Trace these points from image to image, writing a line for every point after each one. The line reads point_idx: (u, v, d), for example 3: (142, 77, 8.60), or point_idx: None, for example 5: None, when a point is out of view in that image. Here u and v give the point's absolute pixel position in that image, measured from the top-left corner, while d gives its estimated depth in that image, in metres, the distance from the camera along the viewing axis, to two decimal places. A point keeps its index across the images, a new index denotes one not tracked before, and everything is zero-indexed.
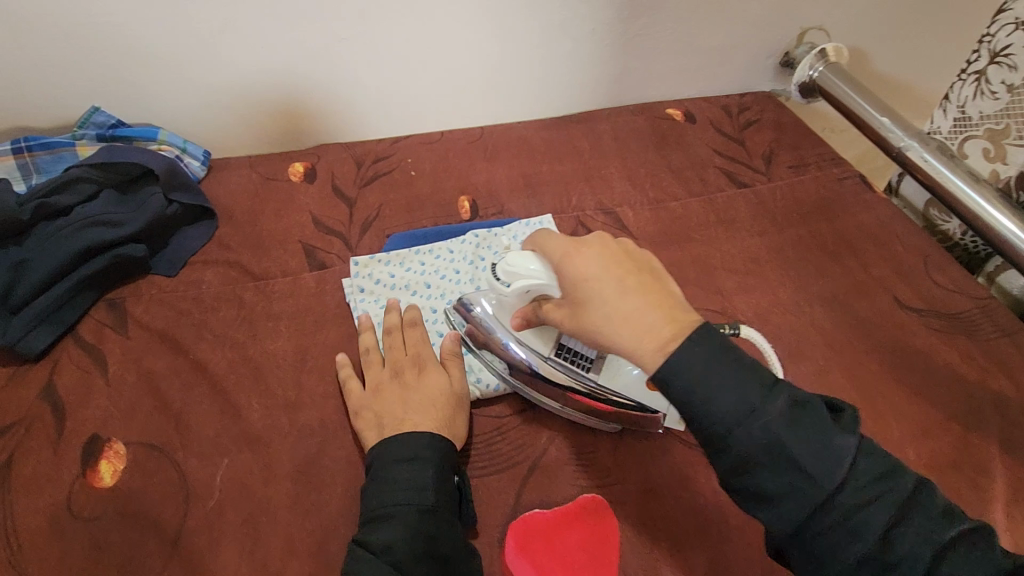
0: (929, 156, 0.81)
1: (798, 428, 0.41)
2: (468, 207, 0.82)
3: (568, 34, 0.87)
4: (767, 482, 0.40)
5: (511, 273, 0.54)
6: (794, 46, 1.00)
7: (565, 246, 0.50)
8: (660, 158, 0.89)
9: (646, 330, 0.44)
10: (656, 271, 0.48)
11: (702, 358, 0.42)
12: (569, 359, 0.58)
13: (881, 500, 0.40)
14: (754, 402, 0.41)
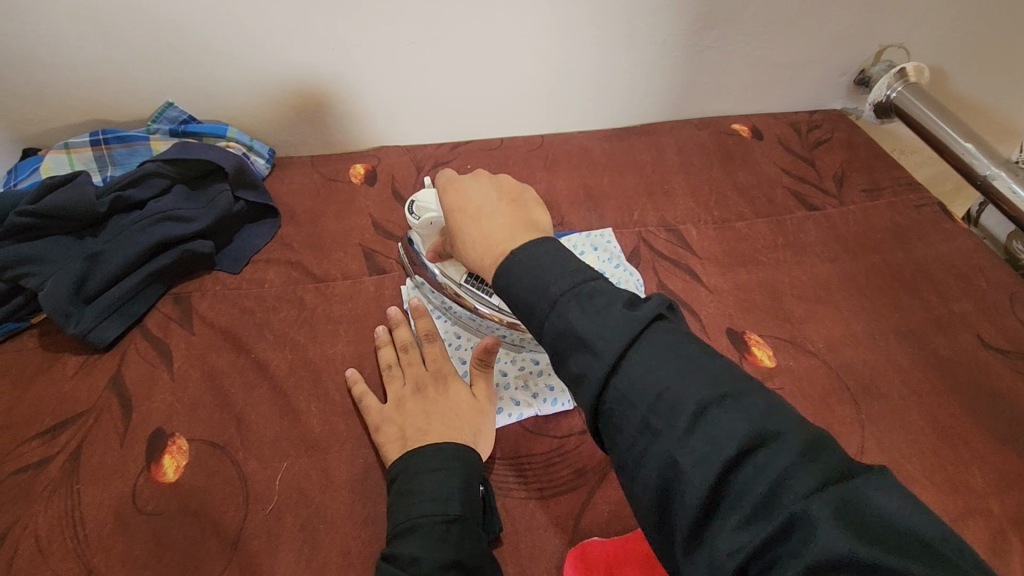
0: (1019, 189, 0.77)
1: (587, 310, 0.40)
2: None
3: (638, 44, 0.85)
4: (578, 368, 0.39)
5: (420, 207, 0.60)
6: (871, 64, 0.95)
7: (446, 187, 0.52)
8: (725, 175, 0.87)
9: (494, 239, 0.46)
10: (524, 202, 0.50)
11: (531, 261, 0.43)
12: (477, 288, 0.61)
13: (691, 393, 0.35)
14: (556, 294, 0.41)
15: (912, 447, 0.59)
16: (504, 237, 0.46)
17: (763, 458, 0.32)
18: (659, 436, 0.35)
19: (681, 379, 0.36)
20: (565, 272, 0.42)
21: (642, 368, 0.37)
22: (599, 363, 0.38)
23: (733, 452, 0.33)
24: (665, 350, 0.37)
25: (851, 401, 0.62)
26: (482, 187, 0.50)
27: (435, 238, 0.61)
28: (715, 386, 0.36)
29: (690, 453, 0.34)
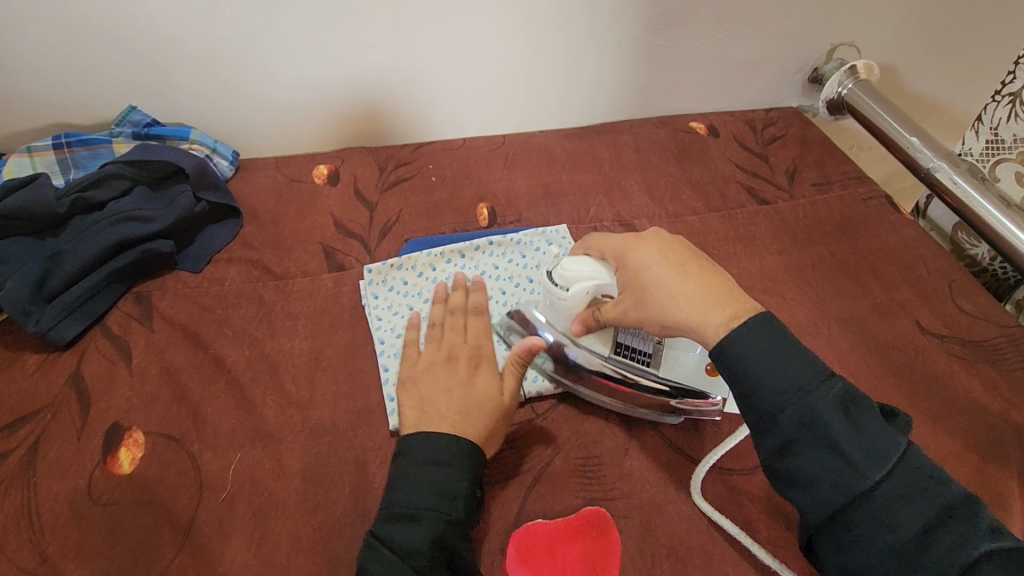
0: (958, 178, 0.79)
1: (785, 366, 0.46)
2: (486, 214, 0.82)
3: (595, 45, 0.87)
4: (807, 459, 0.44)
5: (569, 277, 0.59)
6: (823, 62, 0.98)
7: (620, 241, 0.58)
8: (680, 171, 0.89)
9: (712, 310, 0.50)
10: (710, 263, 0.55)
11: (765, 347, 0.47)
12: (630, 356, 0.60)
13: (926, 503, 0.42)
14: (805, 385, 0.45)
15: None
16: (711, 305, 0.50)
17: (950, 532, 0.41)
18: (849, 467, 0.42)
19: (903, 469, 0.43)
20: (804, 367, 0.46)
21: (855, 448, 0.43)
22: (836, 457, 0.43)
23: (917, 520, 0.41)
24: (884, 440, 0.43)
25: None
26: (662, 246, 0.55)
27: (582, 309, 0.59)
28: (929, 482, 0.42)
29: (872, 505, 0.42)
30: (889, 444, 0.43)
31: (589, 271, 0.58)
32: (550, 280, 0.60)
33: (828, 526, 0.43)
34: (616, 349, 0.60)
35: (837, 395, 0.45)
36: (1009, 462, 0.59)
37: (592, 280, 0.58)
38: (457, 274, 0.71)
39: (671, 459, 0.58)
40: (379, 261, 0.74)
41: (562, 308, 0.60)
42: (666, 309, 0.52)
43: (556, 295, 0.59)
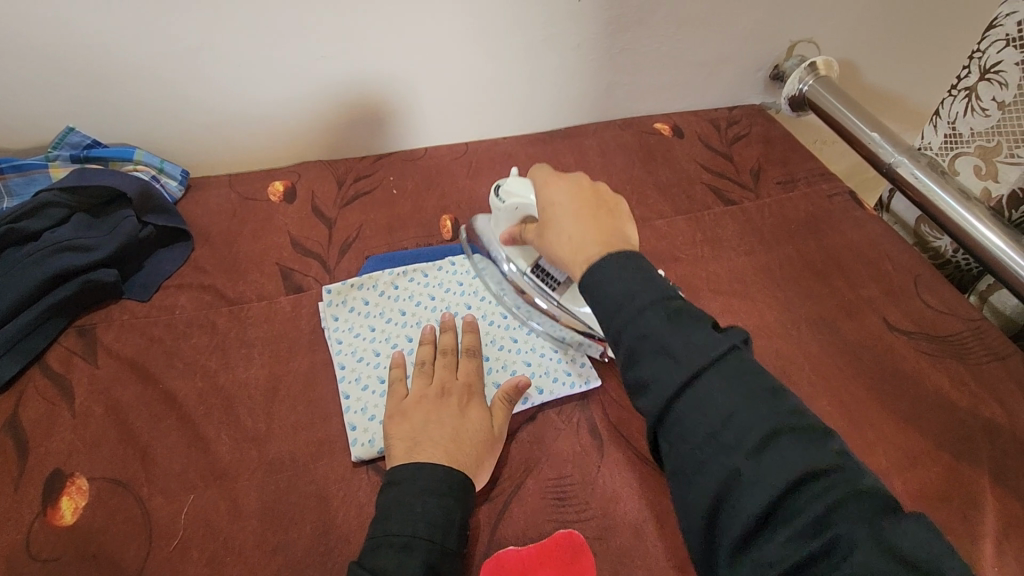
0: (919, 173, 0.79)
1: (628, 283, 0.44)
2: (450, 226, 0.80)
3: (554, 49, 0.86)
4: (664, 397, 0.40)
5: (510, 193, 0.64)
6: (784, 59, 0.98)
7: (545, 176, 0.59)
8: (646, 174, 0.88)
9: (579, 240, 0.51)
10: (615, 209, 0.55)
11: (615, 271, 0.45)
12: (541, 278, 0.66)
13: (758, 416, 0.38)
14: (646, 303, 0.43)
15: None
16: (587, 241, 0.51)
17: (813, 477, 0.35)
18: (702, 396, 0.39)
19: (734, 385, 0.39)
20: (652, 292, 0.44)
21: (693, 362, 0.40)
22: (678, 374, 0.40)
23: (780, 466, 0.35)
24: (721, 359, 0.40)
25: None
26: (572, 186, 0.56)
27: (515, 223, 0.66)
28: (780, 417, 0.38)
29: (734, 448, 0.37)
30: (726, 364, 0.40)
31: (526, 194, 0.63)
32: (495, 193, 0.67)
33: (685, 469, 0.39)
34: (534, 267, 0.66)
35: (673, 313, 0.42)
36: (979, 458, 0.59)
37: (524, 201, 0.62)
38: (420, 293, 0.69)
39: (645, 475, 0.57)
40: (339, 281, 0.71)
41: (499, 218, 0.67)
42: (555, 244, 0.54)
43: (496, 205, 0.67)
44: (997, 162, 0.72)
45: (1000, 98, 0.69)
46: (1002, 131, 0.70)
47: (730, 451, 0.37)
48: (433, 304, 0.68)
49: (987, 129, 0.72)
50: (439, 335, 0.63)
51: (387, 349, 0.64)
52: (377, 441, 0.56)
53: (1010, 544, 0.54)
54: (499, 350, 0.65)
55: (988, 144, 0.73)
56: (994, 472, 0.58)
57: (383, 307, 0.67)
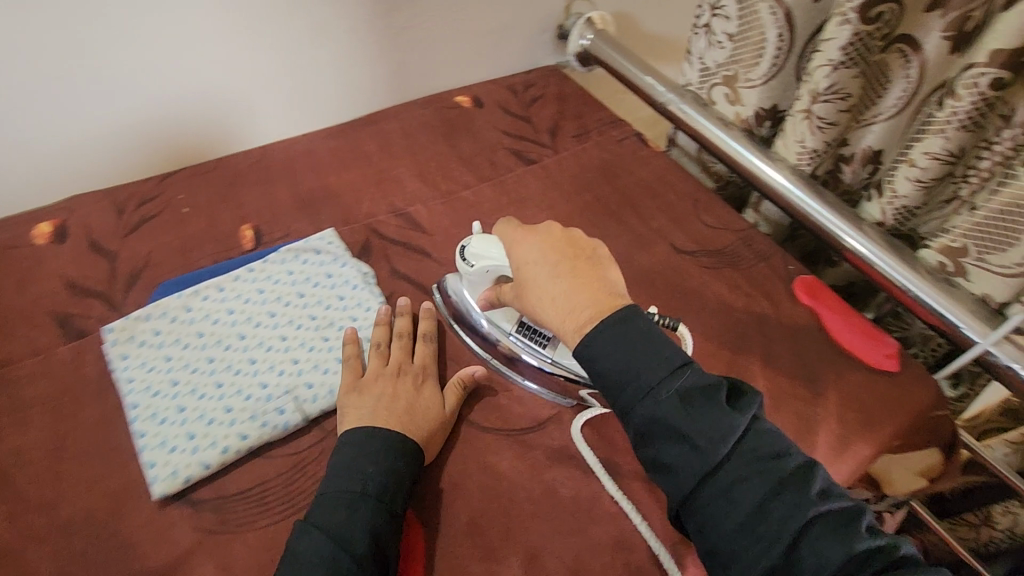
0: (686, 108, 0.86)
1: (632, 352, 0.49)
2: (251, 236, 0.76)
3: (328, 36, 0.84)
4: (663, 451, 0.47)
5: (476, 254, 0.62)
6: (564, 19, 1.03)
7: (514, 228, 0.59)
8: (449, 147, 0.90)
9: (575, 314, 0.52)
10: (597, 258, 0.55)
11: (621, 346, 0.49)
12: (529, 336, 0.64)
13: (746, 462, 0.46)
14: (651, 382, 0.48)
15: None
16: (580, 307, 0.52)
17: (787, 505, 0.44)
18: (697, 452, 0.46)
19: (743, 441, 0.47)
20: (658, 359, 0.49)
21: (699, 435, 0.46)
22: (687, 449, 0.47)
23: (757, 493, 0.45)
24: (727, 424, 0.47)
25: None
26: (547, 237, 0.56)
27: (489, 286, 0.63)
28: (763, 458, 0.46)
29: (720, 485, 0.46)
30: (730, 427, 0.47)
31: (494, 252, 0.61)
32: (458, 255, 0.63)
33: (686, 509, 0.47)
34: (519, 327, 0.64)
35: (683, 387, 0.48)
36: (753, 347, 0.67)
37: (495, 261, 0.60)
38: (217, 308, 0.65)
39: (465, 436, 0.59)
40: (127, 317, 0.66)
41: (473, 284, 0.64)
42: (537, 309, 0.55)
43: (464, 271, 0.63)
44: (739, 88, 0.80)
45: (727, 31, 0.77)
46: (736, 61, 0.78)
47: (714, 481, 0.46)
48: (233, 319, 0.64)
49: (725, 60, 0.80)
50: (397, 320, 0.64)
51: (186, 375, 0.60)
52: (180, 473, 0.53)
53: (780, 415, 0.62)
54: (309, 352, 0.62)
55: (729, 73, 0.81)
56: (764, 356, 0.66)
57: (177, 333, 0.63)
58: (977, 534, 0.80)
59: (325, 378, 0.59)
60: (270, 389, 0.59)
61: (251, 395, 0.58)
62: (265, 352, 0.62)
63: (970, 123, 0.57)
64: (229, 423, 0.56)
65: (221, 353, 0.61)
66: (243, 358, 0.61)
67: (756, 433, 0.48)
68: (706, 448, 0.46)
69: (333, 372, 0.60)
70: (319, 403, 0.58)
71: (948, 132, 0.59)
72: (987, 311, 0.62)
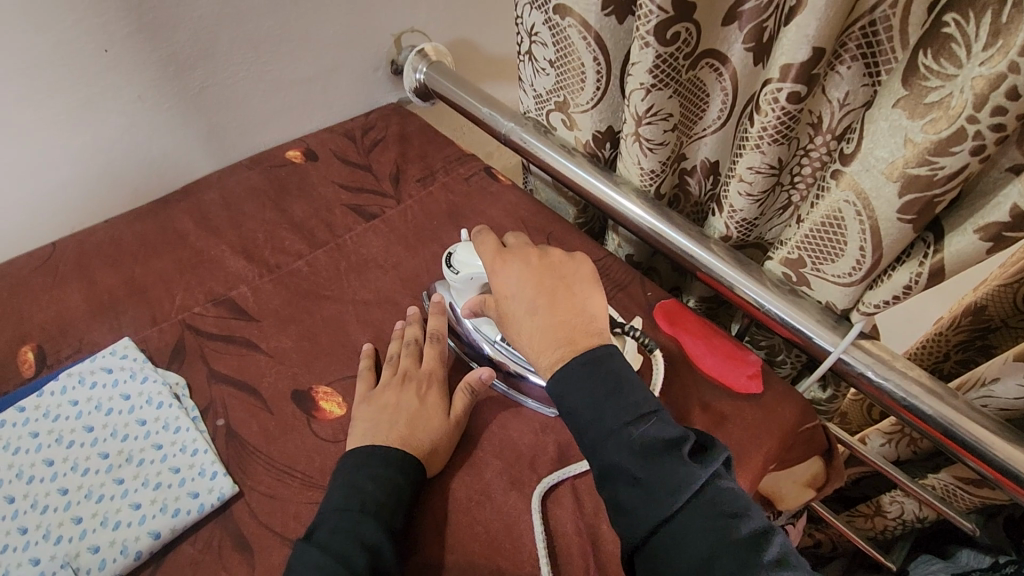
0: (528, 137, 0.82)
1: (600, 392, 0.49)
2: (31, 360, 0.64)
3: (105, 110, 0.73)
4: (620, 494, 0.46)
5: (462, 264, 0.62)
6: (396, 53, 0.96)
7: (492, 256, 0.58)
8: (279, 213, 0.80)
9: (545, 349, 0.52)
10: (579, 288, 0.55)
11: (589, 386, 0.49)
12: None
13: (699, 517, 0.43)
14: (616, 424, 0.47)
15: (483, 433, 0.60)
16: (554, 344, 0.52)
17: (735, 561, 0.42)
18: (649, 502, 0.45)
19: (704, 496, 0.44)
20: (625, 404, 0.48)
21: (654, 483, 0.45)
22: (641, 496, 0.45)
23: (705, 546, 0.42)
24: (686, 476, 0.45)
25: None
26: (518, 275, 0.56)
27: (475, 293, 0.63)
28: (720, 512, 0.44)
29: (671, 536, 0.44)
30: (690, 480, 0.44)
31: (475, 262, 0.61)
32: (446, 263, 0.64)
33: (640, 556, 0.45)
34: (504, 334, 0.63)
35: (646, 434, 0.47)
36: None
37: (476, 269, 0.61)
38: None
39: None
40: None
41: (463, 291, 0.64)
42: (513, 338, 0.55)
43: (449, 278, 0.63)
44: (573, 114, 0.77)
45: (547, 57, 0.73)
46: (563, 87, 0.75)
47: (663, 531, 0.44)
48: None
49: (552, 86, 0.76)
50: (407, 329, 0.66)
51: None
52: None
53: None
54: (97, 504, 0.52)
55: (560, 99, 0.77)
56: None
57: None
58: (873, 524, 0.80)
59: (115, 535, 0.50)
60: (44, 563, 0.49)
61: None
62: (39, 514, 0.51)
63: (780, 137, 0.55)
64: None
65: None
66: (9, 530, 0.50)
67: (718, 490, 0.45)
68: (660, 501, 0.44)
69: (126, 526, 0.51)
70: (107, 570, 0.49)
71: (762, 148, 0.57)
72: (833, 319, 0.61)
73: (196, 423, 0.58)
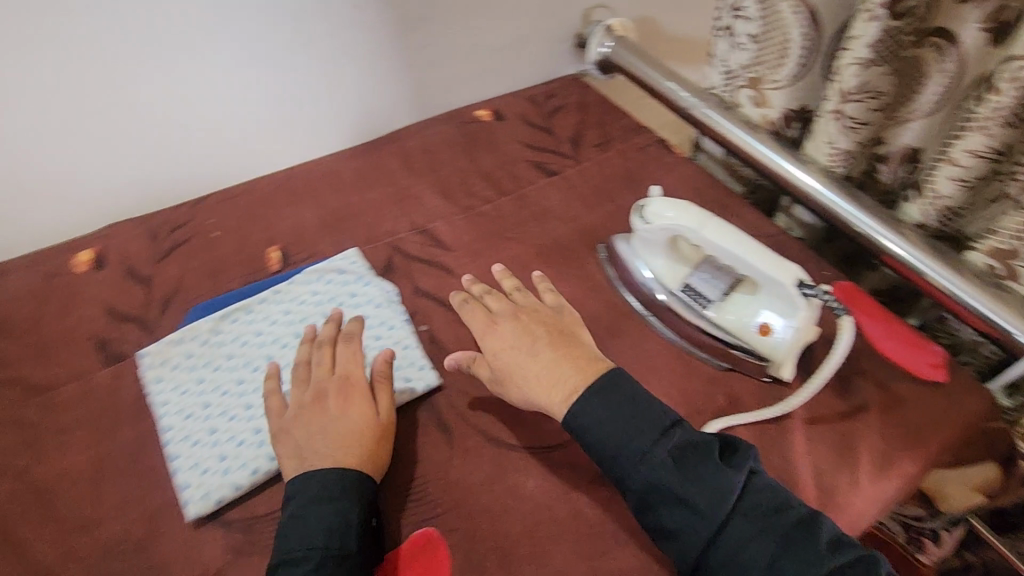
0: (710, 112, 0.84)
1: (631, 415, 0.53)
2: (277, 257, 0.78)
3: (345, 58, 0.85)
4: (666, 518, 0.49)
5: (655, 217, 0.64)
6: (584, 27, 1.02)
7: (482, 321, 0.62)
8: (470, 162, 0.90)
9: (561, 380, 0.56)
10: (570, 329, 0.61)
11: (608, 413, 0.53)
12: (691, 297, 0.65)
13: (756, 528, 0.48)
14: (647, 446, 0.52)
15: (653, 373, 0.64)
16: (565, 375, 0.56)
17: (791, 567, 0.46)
18: (700, 516, 0.49)
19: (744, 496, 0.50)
20: (647, 425, 0.52)
21: (701, 498, 0.49)
22: (690, 513, 0.49)
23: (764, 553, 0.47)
24: (726, 481, 0.50)
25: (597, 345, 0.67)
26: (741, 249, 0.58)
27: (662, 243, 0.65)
28: (760, 513, 0.49)
29: (726, 547, 0.48)
30: (729, 484, 0.50)
31: (669, 217, 0.62)
32: (637, 214, 0.65)
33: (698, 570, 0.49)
34: (683, 287, 0.66)
35: (673, 450, 0.51)
36: None
37: (671, 224, 0.62)
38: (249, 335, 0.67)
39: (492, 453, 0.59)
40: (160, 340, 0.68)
41: (650, 241, 0.66)
42: (520, 386, 0.58)
43: (639, 228, 0.65)
44: (765, 89, 0.78)
45: (749, 32, 0.75)
46: (761, 61, 0.76)
47: (717, 542, 0.48)
48: (261, 341, 0.66)
49: (749, 63, 0.78)
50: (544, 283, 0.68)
51: (217, 398, 0.62)
52: (213, 493, 0.55)
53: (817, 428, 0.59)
54: None
55: (754, 75, 0.79)
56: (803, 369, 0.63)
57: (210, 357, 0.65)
58: None
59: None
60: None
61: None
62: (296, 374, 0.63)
63: (1010, 117, 0.55)
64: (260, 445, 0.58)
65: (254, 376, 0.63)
66: None
67: (757, 491, 0.50)
68: (712, 511, 0.49)
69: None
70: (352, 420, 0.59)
71: (989, 128, 0.56)
72: None
73: (406, 324, 0.68)
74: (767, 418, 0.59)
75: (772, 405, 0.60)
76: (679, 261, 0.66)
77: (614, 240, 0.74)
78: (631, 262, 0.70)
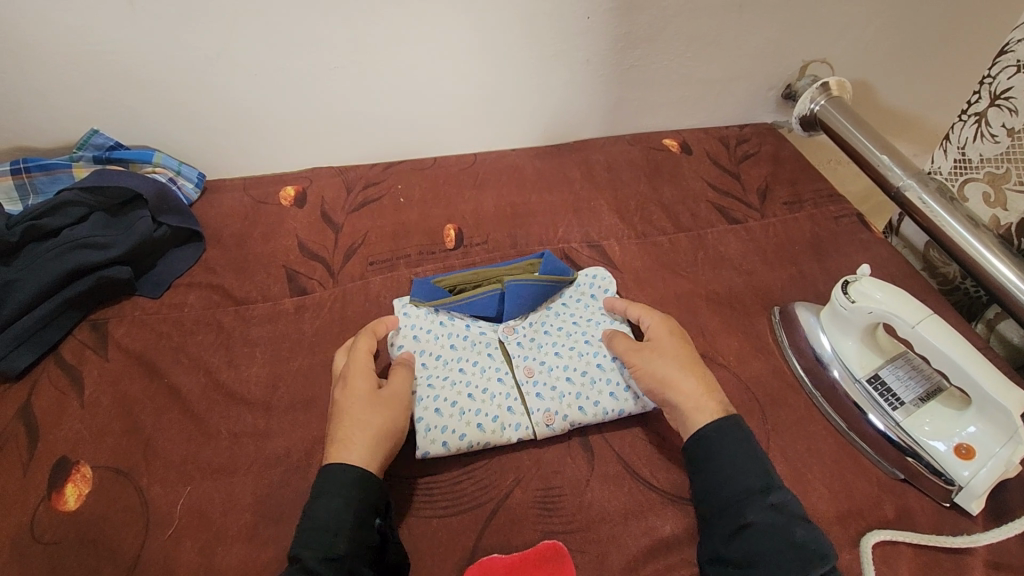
0: (927, 198, 0.78)
1: (724, 453, 0.53)
2: (454, 236, 0.81)
3: (562, 64, 0.87)
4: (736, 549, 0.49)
5: (865, 296, 0.60)
6: (796, 79, 0.99)
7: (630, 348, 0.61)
8: (651, 189, 0.88)
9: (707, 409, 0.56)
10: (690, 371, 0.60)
11: (732, 449, 0.53)
12: (880, 392, 0.61)
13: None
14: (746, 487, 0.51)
15: (816, 457, 0.60)
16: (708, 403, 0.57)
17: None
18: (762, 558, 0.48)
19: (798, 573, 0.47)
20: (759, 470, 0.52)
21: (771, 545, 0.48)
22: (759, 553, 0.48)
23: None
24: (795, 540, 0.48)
25: (759, 412, 0.63)
26: (962, 355, 0.54)
27: (864, 323, 0.61)
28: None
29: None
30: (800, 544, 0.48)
31: (878, 298, 0.59)
32: (841, 288, 0.63)
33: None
34: (870, 377, 0.62)
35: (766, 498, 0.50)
36: None
37: (880, 306, 0.58)
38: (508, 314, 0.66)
39: (636, 489, 0.57)
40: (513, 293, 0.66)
41: (846, 319, 0.63)
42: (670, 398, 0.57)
43: (839, 304, 0.62)
44: (1005, 189, 0.73)
45: (1009, 125, 0.71)
46: (1010, 159, 0.71)
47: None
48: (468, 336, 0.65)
49: (996, 156, 0.73)
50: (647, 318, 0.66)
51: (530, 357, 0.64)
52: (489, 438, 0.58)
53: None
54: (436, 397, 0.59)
55: (997, 171, 0.74)
56: (993, 509, 0.57)
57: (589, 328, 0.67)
58: None
59: (451, 415, 0.58)
60: (513, 398, 0.61)
61: (526, 393, 0.61)
62: (505, 354, 0.64)
63: None
64: (559, 395, 0.61)
65: (537, 345, 0.65)
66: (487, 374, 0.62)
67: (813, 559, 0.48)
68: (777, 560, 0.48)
69: (448, 414, 0.58)
70: (461, 443, 0.57)
71: None
72: None
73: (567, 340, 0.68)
74: (941, 546, 0.54)
75: (950, 535, 0.55)
76: (871, 352, 0.64)
77: (794, 305, 0.70)
78: (814, 333, 0.66)
